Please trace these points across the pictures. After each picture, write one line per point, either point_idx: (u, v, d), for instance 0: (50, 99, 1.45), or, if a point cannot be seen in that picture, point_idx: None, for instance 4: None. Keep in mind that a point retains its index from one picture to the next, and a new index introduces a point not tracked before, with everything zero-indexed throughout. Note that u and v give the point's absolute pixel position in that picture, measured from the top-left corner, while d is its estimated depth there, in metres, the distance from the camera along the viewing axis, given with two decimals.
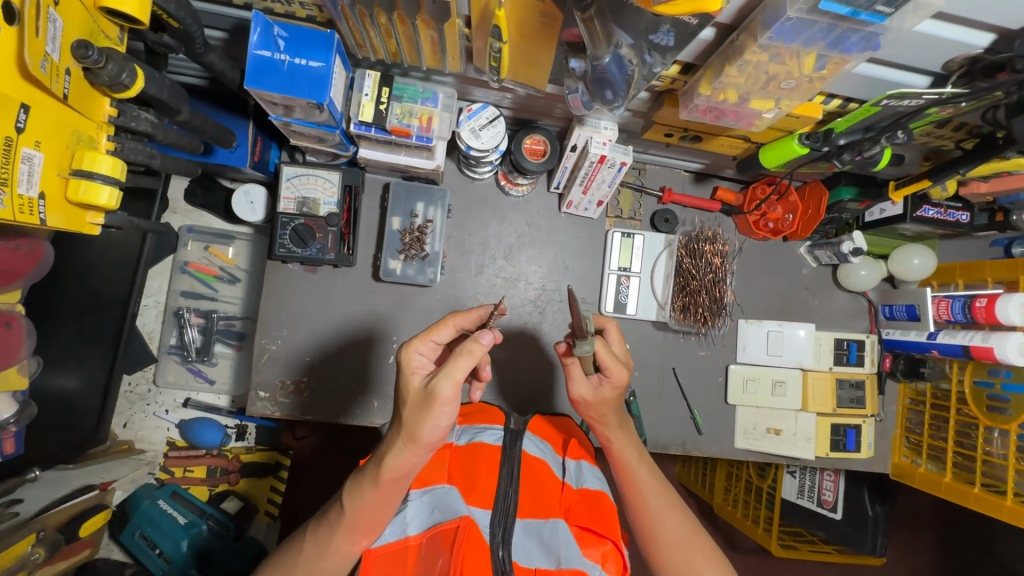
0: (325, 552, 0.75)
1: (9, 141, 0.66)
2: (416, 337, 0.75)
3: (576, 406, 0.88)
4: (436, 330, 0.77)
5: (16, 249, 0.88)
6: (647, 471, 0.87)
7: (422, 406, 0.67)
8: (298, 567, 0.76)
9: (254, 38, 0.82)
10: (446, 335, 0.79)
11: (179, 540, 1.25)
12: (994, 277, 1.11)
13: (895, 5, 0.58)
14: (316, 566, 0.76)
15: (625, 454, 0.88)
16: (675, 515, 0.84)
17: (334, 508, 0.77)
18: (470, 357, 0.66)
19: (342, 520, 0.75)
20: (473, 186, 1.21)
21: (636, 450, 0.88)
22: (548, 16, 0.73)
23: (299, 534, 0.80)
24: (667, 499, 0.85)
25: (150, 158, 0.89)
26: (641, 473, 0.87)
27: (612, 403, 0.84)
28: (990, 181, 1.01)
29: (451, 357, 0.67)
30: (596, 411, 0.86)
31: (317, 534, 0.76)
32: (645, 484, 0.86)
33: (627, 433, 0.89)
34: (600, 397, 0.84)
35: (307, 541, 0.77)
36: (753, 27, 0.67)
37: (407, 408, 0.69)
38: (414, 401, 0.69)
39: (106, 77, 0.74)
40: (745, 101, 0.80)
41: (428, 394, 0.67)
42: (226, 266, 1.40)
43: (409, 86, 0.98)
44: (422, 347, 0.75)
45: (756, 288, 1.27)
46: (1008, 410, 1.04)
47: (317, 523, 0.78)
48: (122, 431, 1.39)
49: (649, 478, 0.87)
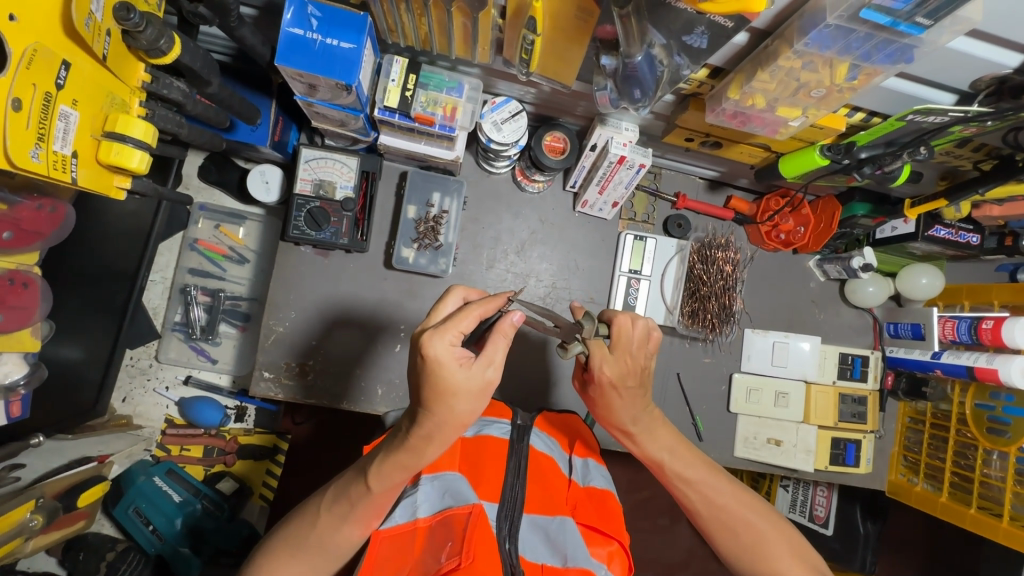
0: (337, 531, 0.76)
1: (49, 96, 0.67)
2: (447, 329, 0.66)
3: (594, 409, 0.91)
4: (462, 319, 0.68)
5: (39, 209, 0.90)
6: (684, 466, 0.87)
7: (477, 394, 0.68)
8: (309, 542, 0.76)
9: (288, 17, 0.83)
10: (470, 325, 0.69)
11: (173, 517, 1.28)
12: (1000, 300, 1.13)
13: (935, 17, 0.59)
14: (328, 542, 0.77)
15: (655, 456, 0.88)
16: (722, 489, 0.86)
17: (353, 486, 0.76)
18: (507, 338, 0.69)
19: (363, 499, 0.76)
20: (489, 180, 1.22)
21: (667, 449, 0.87)
22: (584, 12, 0.74)
23: (313, 502, 0.79)
24: (711, 487, 0.86)
25: (179, 128, 0.90)
26: (678, 472, 0.87)
27: (614, 401, 0.84)
28: (1003, 205, 1.02)
29: (503, 347, 0.69)
30: (612, 416, 0.87)
31: (333, 511, 0.76)
32: (685, 482, 0.86)
33: (656, 434, 0.88)
34: (600, 396, 0.85)
35: (320, 518, 0.77)
36: (789, 34, 0.68)
37: (459, 400, 0.67)
38: (467, 394, 0.67)
39: (144, 42, 0.74)
40: (772, 108, 0.81)
41: (486, 385, 0.68)
42: (236, 246, 1.41)
43: (435, 74, 0.98)
44: (453, 338, 0.67)
45: (764, 298, 1.28)
46: (1008, 432, 1.05)
47: (334, 496, 0.77)
48: (120, 405, 1.37)
49: (688, 474, 0.86)
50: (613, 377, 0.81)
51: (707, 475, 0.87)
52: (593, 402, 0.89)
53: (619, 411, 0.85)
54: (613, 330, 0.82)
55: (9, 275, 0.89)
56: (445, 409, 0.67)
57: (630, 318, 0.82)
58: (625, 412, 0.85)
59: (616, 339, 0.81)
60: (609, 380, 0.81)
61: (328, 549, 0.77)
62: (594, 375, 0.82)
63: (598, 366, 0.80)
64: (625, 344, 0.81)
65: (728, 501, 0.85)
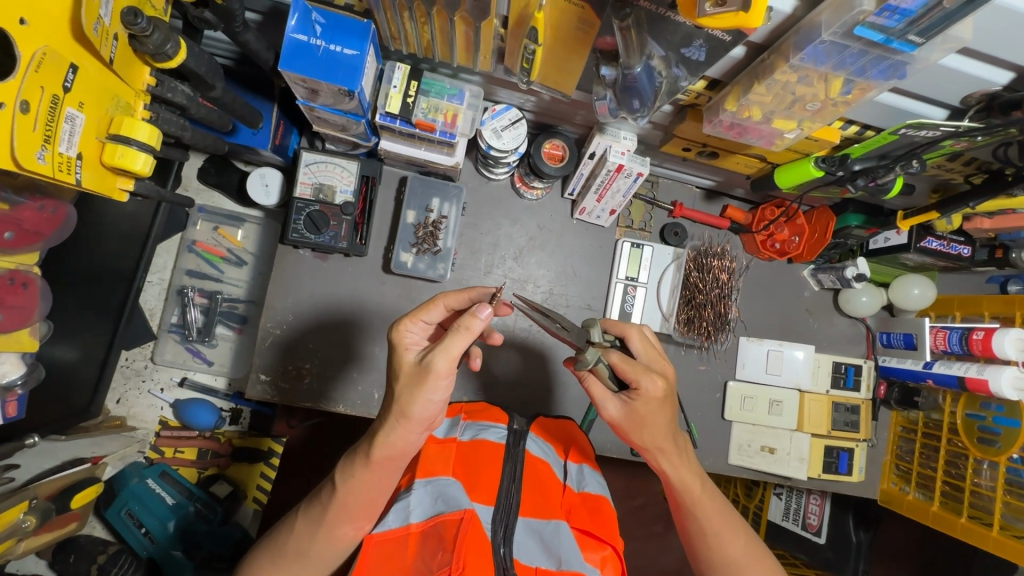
0: (318, 534, 0.76)
1: (55, 99, 0.68)
2: (405, 316, 0.78)
3: (618, 429, 0.84)
4: (425, 310, 0.79)
5: (41, 209, 0.91)
6: (710, 502, 0.85)
7: (416, 379, 0.70)
8: (289, 545, 0.78)
9: (293, 23, 0.84)
10: (435, 315, 0.80)
11: (166, 520, 1.28)
12: (991, 311, 1.14)
13: (927, 35, 0.61)
14: (307, 547, 0.77)
15: (689, 486, 0.84)
16: (735, 540, 0.84)
17: (326, 488, 0.78)
18: (467, 334, 0.68)
19: (339, 509, 0.76)
20: (488, 187, 1.23)
21: (699, 481, 0.85)
22: (586, 23, 0.75)
23: (291, 517, 0.81)
24: (729, 532, 0.84)
25: (182, 130, 0.91)
26: (705, 506, 0.85)
27: (650, 420, 0.79)
28: (994, 218, 1.04)
29: (448, 333, 0.69)
30: (639, 436, 0.81)
31: (309, 513, 0.78)
32: (707, 517, 0.85)
33: (688, 462, 0.85)
34: (634, 413, 0.79)
35: (298, 522, 0.78)
36: (785, 48, 0.70)
37: (401, 383, 0.71)
38: (409, 375, 0.71)
39: (151, 46, 0.75)
40: (768, 120, 0.82)
41: (423, 367, 0.69)
42: (234, 248, 1.41)
43: (436, 81, 0.99)
44: (415, 326, 0.78)
45: (759, 305, 1.29)
46: (998, 442, 1.05)
47: (309, 503, 0.79)
48: (115, 407, 1.37)
49: (711, 510, 0.85)
50: (662, 390, 0.77)
51: (728, 522, 0.85)
52: (620, 423, 0.82)
53: (649, 430, 0.80)
54: (635, 346, 0.84)
55: (9, 275, 0.90)
56: (393, 395, 0.72)
57: (641, 332, 0.86)
58: (657, 430, 0.80)
59: (642, 351, 0.83)
60: (659, 393, 0.77)
61: (308, 555, 0.77)
62: (641, 392, 0.77)
63: (646, 380, 0.76)
64: (652, 354, 0.83)
65: (742, 550, 0.84)
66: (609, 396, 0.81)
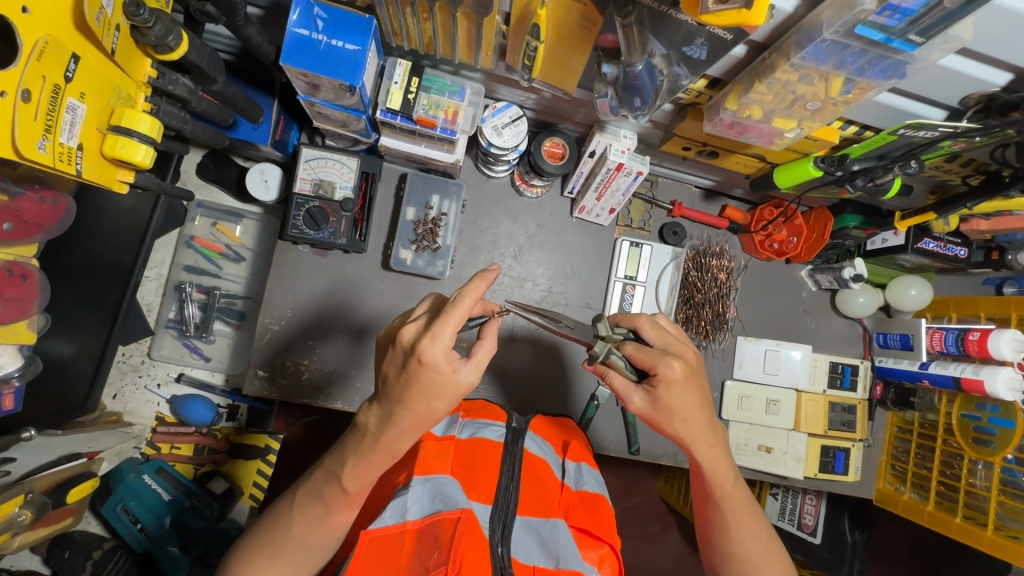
0: (320, 526, 0.77)
1: (57, 88, 0.67)
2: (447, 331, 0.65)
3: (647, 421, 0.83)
4: (461, 318, 0.66)
5: (40, 201, 0.90)
6: (738, 496, 0.85)
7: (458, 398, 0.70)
8: (286, 540, 0.77)
9: (296, 18, 0.84)
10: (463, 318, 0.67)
11: (161, 516, 1.27)
12: (987, 312, 1.15)
13: (927, 35, 0.62)
14: (306, 541, 0.77)
15: (722, 479, 0.83)
16: (754, 535, 0.85)
17: (323, 483, 0.78)
18: (491, 339, 0.71)
19: (339, 501, 0.77)
20: (488, 184, 1.23)
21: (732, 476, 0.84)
22: (588, 21, 0.75)
23: (287, 499, 0.80)
24: (752, 531, 0.85)
25: (183, 123, 0.89)
26: (733, 500, 0.84)
27: (677, 407, 0.78)
28: (991, 219, 1.05)
29: (486, 347, 0.70)
30: (673, 426, 0.80)
31: (307, 508, 0.77)
32: (732, 512, 0.84)
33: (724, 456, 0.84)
34: (662, 403, 0.78)
35: (297, 518, 0.77)
36: (787, 47, 0.70)
37: (442, 401, 0.69)
38: (452, 395, 0.69)
39: (153, 37, 0.75)
40: (768, 119, 0.83)
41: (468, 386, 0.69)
42: (232, 244, 1.41)
43: (438, 78, 0.99)
44: (449, 337, 0.66)
45: (757, 305, 1.30)
46: (993, 443, 1.06)
47: (307, 499, 0.78)
48: (111, 402, 1.36)
49: (737, 505, 0.85)
50: (681, 372, 0.76)
51: (751, 518, 0.85)
52: (649, 415, 0.81)
53: (682, 419, 0.79)
54: (648, 334, 0.83)
55: (7, 266, 0.89)
56: (427, 409, 0.69)
57: (650, 319, 0.85)
58: (688, 419, 0.79)
59: (655, 338, 0.82)
60: (677, 375, 0.76)
61: (311, 549, 0.78)
62: (659, 377, 0.76)
63: (663, 364, 0.75)
64: (666, 338, 0.82)
65: (760, 547, 0.85)
66: (632, 389, 0.81)
